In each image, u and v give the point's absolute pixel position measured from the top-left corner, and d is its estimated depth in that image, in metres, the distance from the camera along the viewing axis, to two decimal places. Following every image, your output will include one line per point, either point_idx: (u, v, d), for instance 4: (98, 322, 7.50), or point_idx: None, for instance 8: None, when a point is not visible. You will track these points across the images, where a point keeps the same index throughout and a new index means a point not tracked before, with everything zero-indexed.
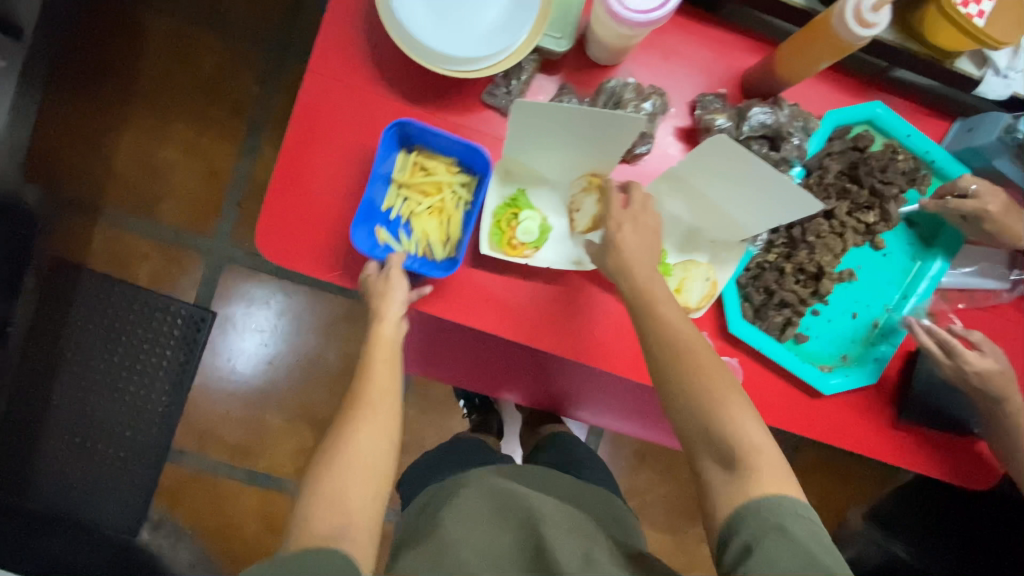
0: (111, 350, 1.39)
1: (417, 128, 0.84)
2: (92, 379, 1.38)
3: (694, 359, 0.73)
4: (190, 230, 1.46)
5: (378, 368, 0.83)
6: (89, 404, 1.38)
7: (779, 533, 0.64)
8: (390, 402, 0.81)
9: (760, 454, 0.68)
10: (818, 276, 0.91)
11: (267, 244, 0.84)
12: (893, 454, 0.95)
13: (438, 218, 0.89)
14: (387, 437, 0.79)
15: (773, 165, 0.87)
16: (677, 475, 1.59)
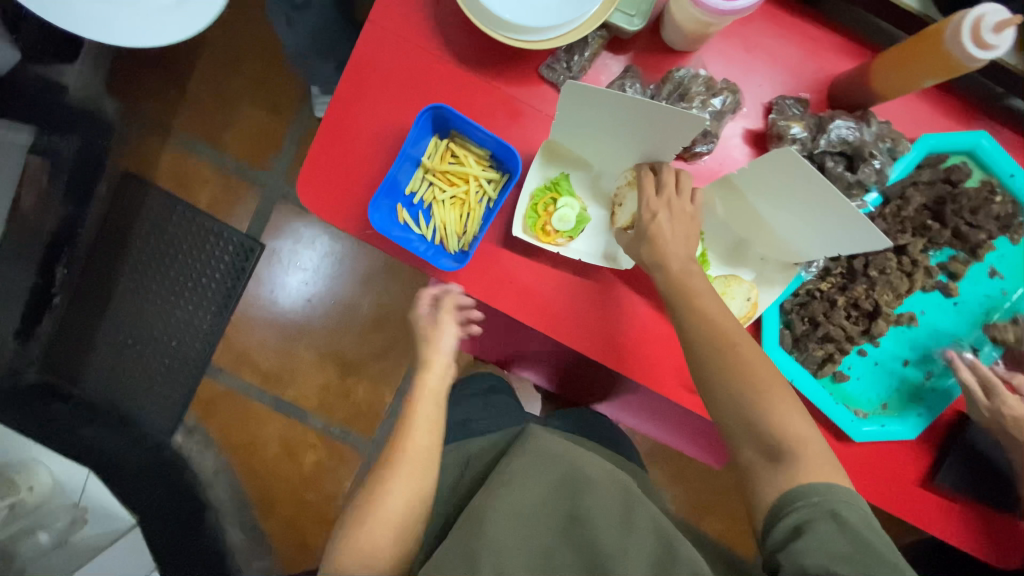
0: (166, 265, 1.46)
1: (452, 114, 0.82)
2: (147, 289, 1.47)
3: (728, 370, 0.69)
4: (249, 162, 1.50)
5: (420, 420, 0.86)
6: (143, 313, 1.47)
7: (831, 520, 0.61)
8: (427, 458, 0.83)
9: (807, 446, 0.65)
10: (872, 315, 0.83)
11: (308, 193, 0.85)
12: (920, 516, 0.88)
13: (459, 210, 0.89)
14: (419, 489, 0.81)
15: (845, 187, 0.78)
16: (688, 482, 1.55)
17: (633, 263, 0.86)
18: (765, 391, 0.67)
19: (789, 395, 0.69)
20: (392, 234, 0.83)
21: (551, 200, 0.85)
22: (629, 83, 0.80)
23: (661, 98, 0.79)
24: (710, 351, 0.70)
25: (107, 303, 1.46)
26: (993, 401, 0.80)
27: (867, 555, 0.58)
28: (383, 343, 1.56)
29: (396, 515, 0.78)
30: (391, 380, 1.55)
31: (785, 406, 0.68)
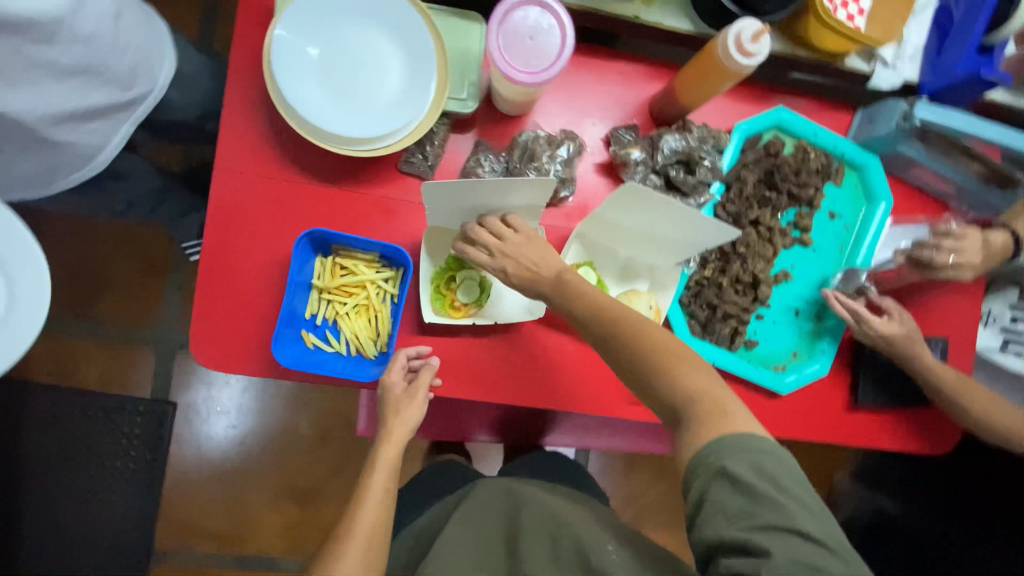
0: (73, 458, 1.34)
1: (327, 234, 0.83)
2: (64, 487, 1.34)
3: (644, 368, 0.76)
4: (134, 324, 1.40)
5: (373, 498, 0.87)
6: (60, 517, 1.34)
7: (724, 478, 0.65)
8: (378, 538, 0.84)
9: (700, 402, 0.71)
10: (756, 284, 0.93)
11: (204, 351, 0.82)
12: (857, 435, 0.99)
13: (366, 316, 0.89)
14: (368, 575, 0.81)
15: (690, 189, 0.89)
16: (670, 473, 1.60)
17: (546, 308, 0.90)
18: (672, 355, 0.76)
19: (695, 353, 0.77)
20: (306, 362, 0.83)
21: (452, 277, 0.89)
22: (483, 156, 0.87)
23: (515, 161, 0.87)
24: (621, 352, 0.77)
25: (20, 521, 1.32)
26: (865, 327, 0.94)
27: (756, 505, 0.63)
28: (336, 456, 1.49)
29: None
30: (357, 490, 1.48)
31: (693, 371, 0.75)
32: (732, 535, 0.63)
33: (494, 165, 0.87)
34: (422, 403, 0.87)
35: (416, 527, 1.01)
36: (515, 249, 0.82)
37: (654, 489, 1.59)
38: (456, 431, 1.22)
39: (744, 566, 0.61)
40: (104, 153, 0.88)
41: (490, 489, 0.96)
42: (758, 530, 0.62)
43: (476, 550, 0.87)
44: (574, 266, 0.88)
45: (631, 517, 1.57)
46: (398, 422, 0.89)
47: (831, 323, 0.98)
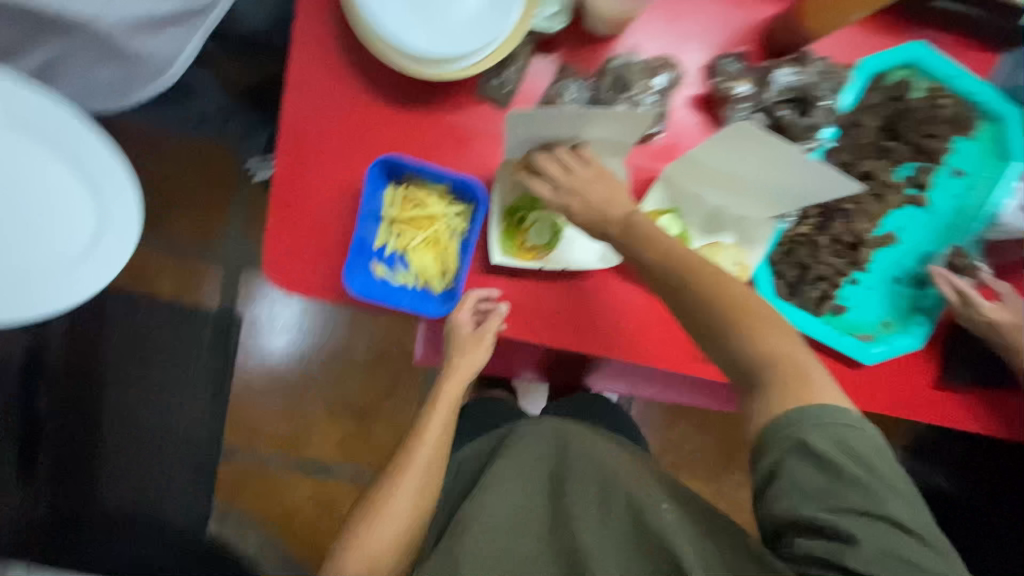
0: (146, 363, 1.36)
1: (403, 162, 0.81)
2: (139, 390, 1.36)
3: (720, 324, 0.68)
4: (203, 239, 1.45)
5: (432, 433, 0.89)
6: (138, 418, 1.35)
7: (802, 452, 0.62)
8: (433, 469, 0.87)
9: (778, 367, 0.65)
10: (856, 246, 0.85)
11: (276, 273, 0.82)
12: (941, 415, 0.92)
13: (434, 251, 0.87)
14: (422, 500, 0.84)
15: (801, 132, 0.79)
16: (714, 427, 1.58)
17: (620, 258, 0.85)
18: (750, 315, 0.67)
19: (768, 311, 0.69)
20: (375, 292, 0.82)
21: (521, 217, 0.86)
22: (568, 83, 0.79)
23: (604, 91, 0.79)
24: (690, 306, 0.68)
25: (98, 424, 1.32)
26: (969, 309, 0.85)
27: (837, 482, 0.61)
28: (389, 380, 1.54)
29: (400, 521, 0.82)
30: (407, 413, 1.54)
31: (773, 333, 0.68)
32: (811, 515, 0.61)
33: (580, 93, 0.79)
34: (487, 350, 0.90)
35: (458, 456, 0.99)
36: (583, 185, 0.76)
37: (696, 441, 1.58)
38: (503, 368, 1.22)
39: (823, 549, 0.61)
40: (176, 67, 0.85)
41: (541, 427, 0.88)
42: (836, 508, 0.61)
43: (519, 487, 0.81)
44: (657, 214, 0.83)
45: (669, 466, 1.56)
46: (463, 360, 0.92)
47: (931, 299, 0.88)
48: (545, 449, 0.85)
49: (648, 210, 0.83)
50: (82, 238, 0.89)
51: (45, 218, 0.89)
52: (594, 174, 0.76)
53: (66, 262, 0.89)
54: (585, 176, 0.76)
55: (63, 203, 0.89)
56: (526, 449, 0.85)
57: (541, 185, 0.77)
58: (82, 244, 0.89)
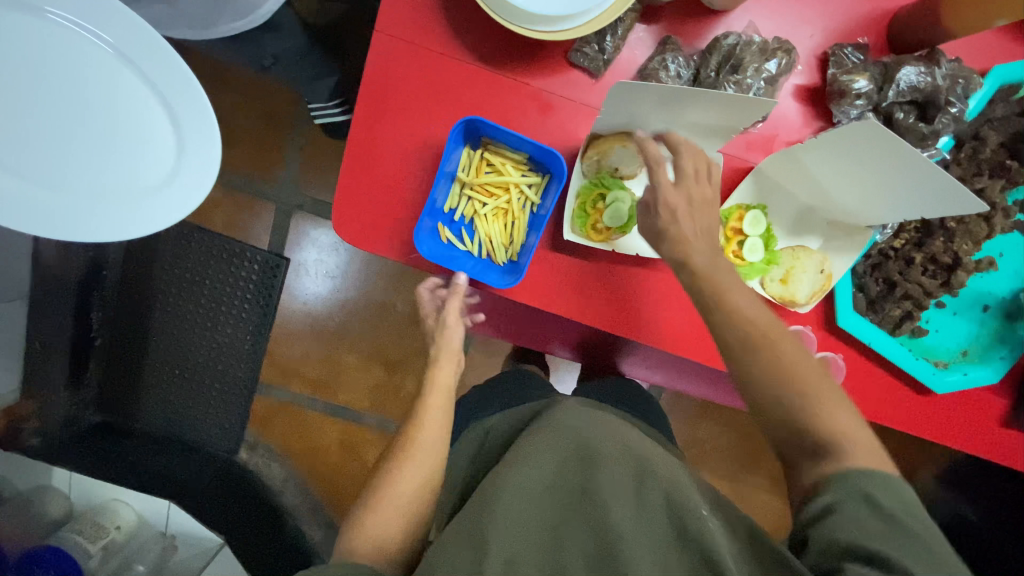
0: (195, 294, 1.36)
1: (487, 125, 0.78)
2: (185, 318, 1.37)
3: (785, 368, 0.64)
4: (259, 177, 1.45)
5: (433, 412, 0.84)
6: (184, 342, 1.37)
7: (863, 501, 0.58)
8: (441, 448, 0.82)
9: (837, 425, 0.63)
10: (952, 267, 0.80)
11: (344, 229, 0.81)
12: (1002, 453, 0.87)
13: (502, 221, 0.85)
14: (432, 477, 0.79)
15: (919, 139, 0.74)
16: (743, 428, 1.56)
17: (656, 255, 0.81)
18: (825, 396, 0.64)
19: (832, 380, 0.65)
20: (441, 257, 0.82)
21: (599, 196, 0.80)
22: (671, 57, 0.74)
23: (710, 70, 0.74)
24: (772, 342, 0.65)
25: (148, 347, 1.37)
26: None
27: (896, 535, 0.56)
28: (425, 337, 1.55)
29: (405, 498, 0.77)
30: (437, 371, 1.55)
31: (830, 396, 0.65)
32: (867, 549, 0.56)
33: (681, 70, 0.75)
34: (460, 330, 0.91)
35: (484, 424, 0.97)
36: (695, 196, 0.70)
37: (722, 440, 1.55)
38: (534, 341, 1.19)
39: None
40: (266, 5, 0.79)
41: (574, 413, 0.86)
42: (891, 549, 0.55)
43: (549, 458, 0.78)
44: (742, 208, 0.79)
45: (692, 461, 1.54)
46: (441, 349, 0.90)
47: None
48: (570, 428, 0.82)
49: (733, 203, 0.79)
50: (161, 163, 0.85)
51: (119, 139, 0.83)
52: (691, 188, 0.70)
53: (136, 190, 0.85)
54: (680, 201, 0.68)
55: (138, 126, 0.83)
56: (557, 429, 0.83)
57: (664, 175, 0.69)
58: (159, 169, 0.85)
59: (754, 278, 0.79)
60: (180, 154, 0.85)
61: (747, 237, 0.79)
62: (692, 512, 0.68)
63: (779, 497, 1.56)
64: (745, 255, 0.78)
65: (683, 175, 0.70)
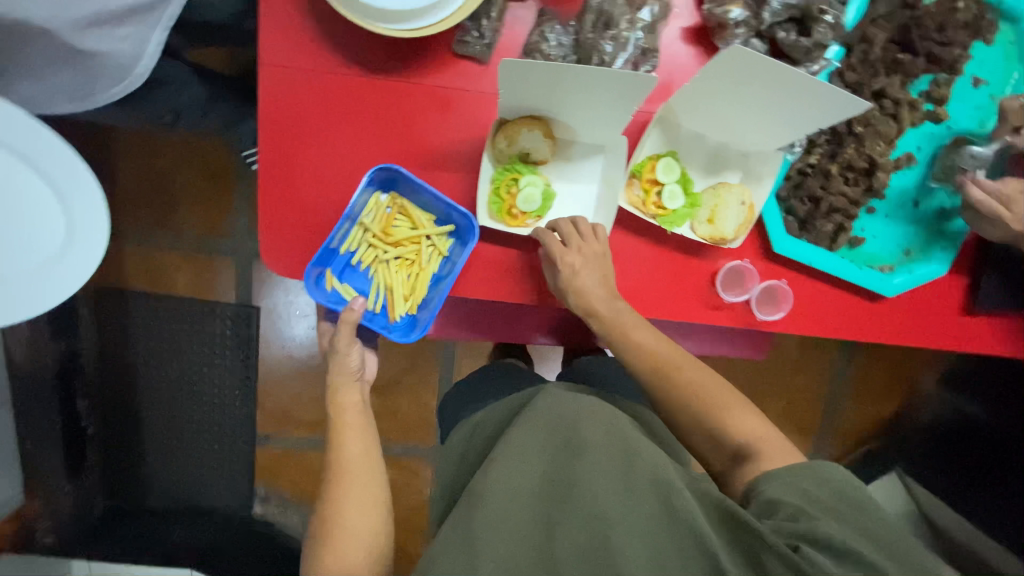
0: (177, 360, 1.36)
1: (403, 174, 0.81)
2: (170, 386, 1.36)
3: (691, 396, 0.76)
4: (210, 233, 1.42)
5: (355, 434, 0.86)
6: (176, 410, 1.37)
7: (803, 496, 0.62)
8: (373, 458, 0.85)
9: (762, 441, 0.72)
10: (870, 171, 0.80)
11: (280, 264, 0.83)
12: (967, 340, 0.87)
13: (405, 271, 0.89)
14: (377, 499, 0.82)
15: (804, 54, 0.74)
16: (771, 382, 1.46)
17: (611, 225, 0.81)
18: (722, 407, 0.75)
19: (732, 394, 0.77)
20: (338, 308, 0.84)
21: (512, 180, 0.81)
22: (549, 28, 0.75)
23: (587, 32, 0.74)
24: (677, 373, 0.78)
25: (138, 420, 1.36)
26: (1015, 209, 0.76)
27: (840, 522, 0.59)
28: (406, 357, 1.45)
29: (360, 522, 0.78)
30: (431, 387, 1.46)
31: (741, 413, 0.75)
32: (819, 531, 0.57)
33: (562, 38, 0.75)
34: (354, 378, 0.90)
35: (472, 421, 0.97)
36: (586, 256, 0.78)
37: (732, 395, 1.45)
38: (513, 335, 1.14)
39: (823, 560, 0.55)
40: (141, 64, 0.81)
41: (558, 397, 0.77)
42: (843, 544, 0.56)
43: (538, 455, 0.72)
44: (653, 159, 0.80)
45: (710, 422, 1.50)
46: (340, 385, 0.88)
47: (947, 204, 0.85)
48: (550, 410, 0.75)
49: (643, 156, 0.80)
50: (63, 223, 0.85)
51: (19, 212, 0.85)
52: (577, 246, 0.78)
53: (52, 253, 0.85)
54: (569, 265, 0.76)
55: (32, 198, 0.85)
56: (538, 418, 0.75)
57: (552, 238, 0.78)
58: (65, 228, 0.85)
59: (682, 224, 0.81)
60: (68, 205, 0.84)
61: (664, 185, 0.80)
62: (675, 487, 0.63)
63: (795, 434, 1.47)
64: (666, 204, 0.79)
65: (568, 240, 0.78)
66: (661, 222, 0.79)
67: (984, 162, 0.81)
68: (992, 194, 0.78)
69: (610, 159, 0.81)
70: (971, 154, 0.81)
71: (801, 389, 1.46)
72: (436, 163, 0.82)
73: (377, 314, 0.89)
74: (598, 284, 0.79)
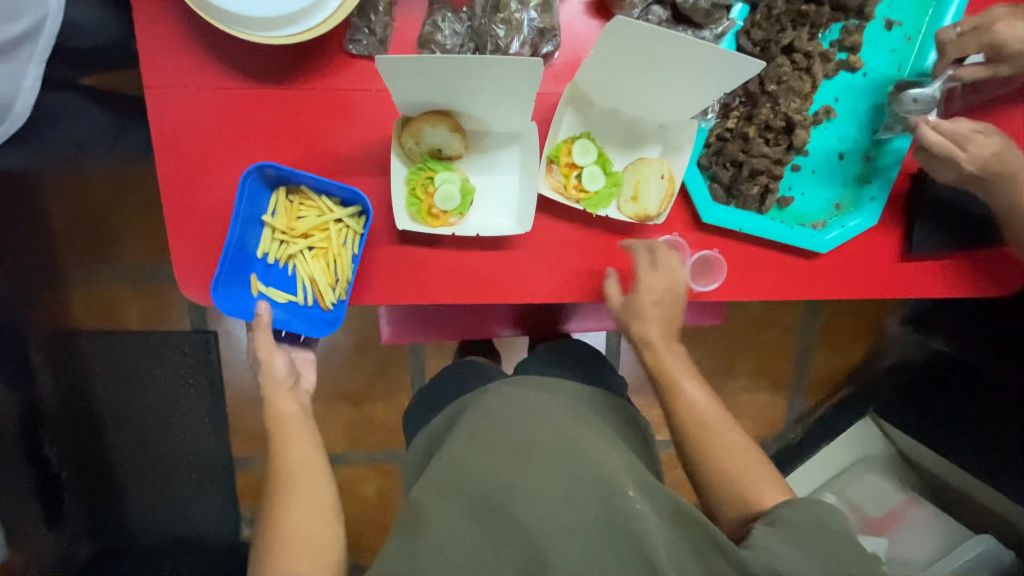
0: (138, 395, 1.31)
1: (279, 170, 0.74)
2: (137, 421, 1.32)
3: (723, 446, 0.72)
4: (161, 261, 1.31)
5: (298, 441, 0.83)
6: (145, 443, 1.33)
7: (813, 515, 0.59)
8: (321, 466, 0.81)
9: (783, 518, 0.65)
10: (789, 129, 0.80)
11: (197, 291, 0.79)
12: (910, 288, 0.86)
13: (324, 260, 0.80)
14: (324, 504, 0.78)
15: (704, 16, 0.73)
16: (752, 344, 1.43)
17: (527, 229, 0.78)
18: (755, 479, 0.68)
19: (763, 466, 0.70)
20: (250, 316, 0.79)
21: (428, 179, 0.78)
22: (440, 17, 0.73)
23: (478, 17, 0.73)
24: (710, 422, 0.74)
25: (111, 459, 1.32)
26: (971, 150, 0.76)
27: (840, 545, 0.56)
28: (376, 364, 1.40)
29: (306, 527, 0.74)
30: (405, 392, 1.41)
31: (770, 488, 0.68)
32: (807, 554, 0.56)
33: (454, 26, 0.73)
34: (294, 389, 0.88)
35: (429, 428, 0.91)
36: (665, 284, 0.79)
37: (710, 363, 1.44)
38: (474, 329, 1.12)
39: None
40: (17, 101, 0.78)
41: (509, 396, 0.76)
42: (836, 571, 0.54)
43: (490, 448, 0.69)
44: (569, 142, 0.78)
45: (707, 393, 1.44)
46: (277, 397, 0.86)
47: (897, 144, 0.82)
48: (494, 412, 0.74)
49: (558, 140, 0.78)
50: None
51: None
52: (665, 276, 0.79)
53: None
54: (654, 291, 0.78)
55: None
56: (484, 417, 0.74)
57: (642, 258, 0.79)
58: None
59: (605, 206, 0.78)
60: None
61: (583, 168, 0.78)
62: (621, 490, 0.62)
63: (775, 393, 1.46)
64: (586, 187, 0.77)
65: (655, 263, 0.79)
66: (586, 207, 0.77)
67: (928, 104, 0.79)
68: (945, 136, 0.77)
69: (525, 147, 0.79)
70: (912, 99, 0.79)
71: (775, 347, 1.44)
72: (345, 169, 0.78)
73: (310, 312, 0.82)
74: (663, 321, 0.80)
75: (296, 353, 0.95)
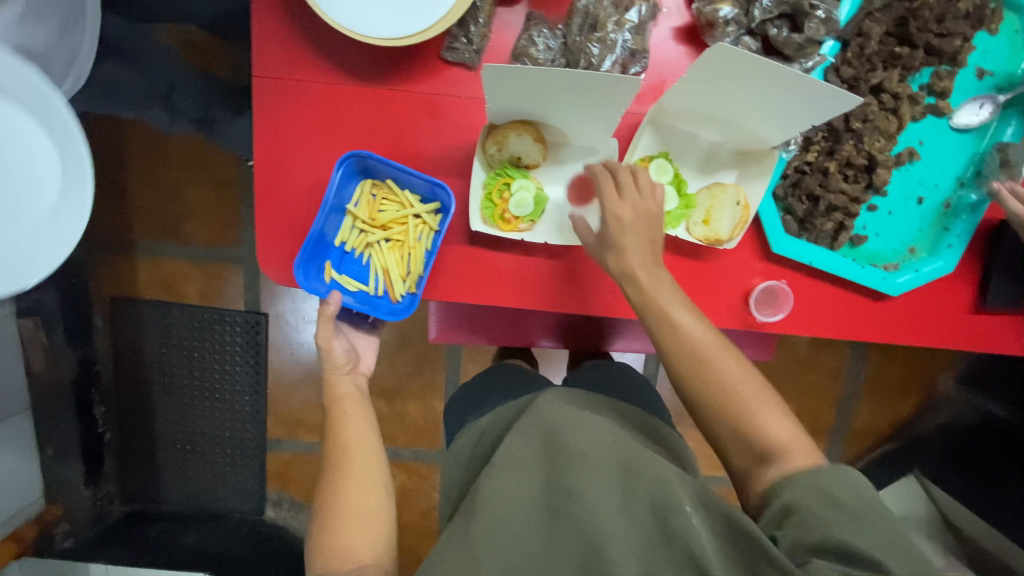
0: (189, 366, 1.35)
1: (374, 159, 0.79)
2: (183, 391, 1.36)
3: (724, 389, 0.68)
4: (218, 245, 1.36)
5: (356, 418, 0.86)
6: (187, 414, 1.37)
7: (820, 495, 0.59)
8: (375, 447, 0.84)
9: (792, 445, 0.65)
10: (870, 167, 0.80)
11: (273, 268, 0.83)
12: (980, 340, 0.84)
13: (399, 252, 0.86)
14: (377, 486, 0.80)
15: (795, 51, 0.74)
16: (795, 384, 1.39)
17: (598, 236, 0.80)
18: (756, 408, 0.67)
19: (760, 390, 0.69)
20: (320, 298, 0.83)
21: (505, 184, 0.80)
22: (536, 32, 0.76)
23: (574, 35, 0.75)
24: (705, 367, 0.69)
25: (156, 425, 1.37)
26: None
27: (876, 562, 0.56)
28: (412, 363, 1.42)
29: (363, 504, 0.77)
30: (438, 392, 1.43)
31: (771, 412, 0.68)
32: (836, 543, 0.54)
33: (550, 41, 0.77)
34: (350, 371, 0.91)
35: (477, 424, 0.90)
36: (639, 216, 0.72)
37: None
38: (517, 337, 1.13)
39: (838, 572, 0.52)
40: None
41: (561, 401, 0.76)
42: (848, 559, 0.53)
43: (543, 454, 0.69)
44: (646, 160, 0.79)
45: None
46: (337, 377, 0.90)
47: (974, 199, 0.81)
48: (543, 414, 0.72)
49: (636, 158, 0.80)
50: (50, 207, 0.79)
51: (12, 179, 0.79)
52: (634, 200, 0.73)
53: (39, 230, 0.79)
54: (620, 220, 0.72)
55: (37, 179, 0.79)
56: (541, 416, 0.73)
57: (611, 190, 0.74)
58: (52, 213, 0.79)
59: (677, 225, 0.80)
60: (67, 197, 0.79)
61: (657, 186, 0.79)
62: (676, 506, 0.58)
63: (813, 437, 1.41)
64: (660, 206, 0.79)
65: (623, 190, 0.73)
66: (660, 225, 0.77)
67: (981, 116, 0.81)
68: None
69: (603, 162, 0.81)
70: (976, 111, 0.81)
71: (819, 390, 1.40)
72: (426, 169, 0.82)
73: (378, 302, 0.86)
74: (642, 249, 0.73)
75: (359, 338, 0.99)
